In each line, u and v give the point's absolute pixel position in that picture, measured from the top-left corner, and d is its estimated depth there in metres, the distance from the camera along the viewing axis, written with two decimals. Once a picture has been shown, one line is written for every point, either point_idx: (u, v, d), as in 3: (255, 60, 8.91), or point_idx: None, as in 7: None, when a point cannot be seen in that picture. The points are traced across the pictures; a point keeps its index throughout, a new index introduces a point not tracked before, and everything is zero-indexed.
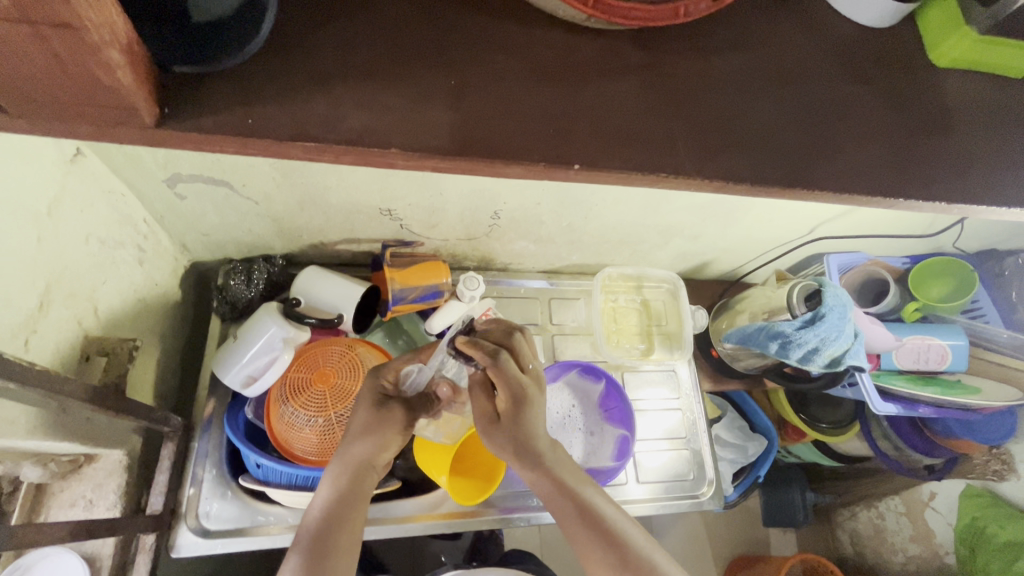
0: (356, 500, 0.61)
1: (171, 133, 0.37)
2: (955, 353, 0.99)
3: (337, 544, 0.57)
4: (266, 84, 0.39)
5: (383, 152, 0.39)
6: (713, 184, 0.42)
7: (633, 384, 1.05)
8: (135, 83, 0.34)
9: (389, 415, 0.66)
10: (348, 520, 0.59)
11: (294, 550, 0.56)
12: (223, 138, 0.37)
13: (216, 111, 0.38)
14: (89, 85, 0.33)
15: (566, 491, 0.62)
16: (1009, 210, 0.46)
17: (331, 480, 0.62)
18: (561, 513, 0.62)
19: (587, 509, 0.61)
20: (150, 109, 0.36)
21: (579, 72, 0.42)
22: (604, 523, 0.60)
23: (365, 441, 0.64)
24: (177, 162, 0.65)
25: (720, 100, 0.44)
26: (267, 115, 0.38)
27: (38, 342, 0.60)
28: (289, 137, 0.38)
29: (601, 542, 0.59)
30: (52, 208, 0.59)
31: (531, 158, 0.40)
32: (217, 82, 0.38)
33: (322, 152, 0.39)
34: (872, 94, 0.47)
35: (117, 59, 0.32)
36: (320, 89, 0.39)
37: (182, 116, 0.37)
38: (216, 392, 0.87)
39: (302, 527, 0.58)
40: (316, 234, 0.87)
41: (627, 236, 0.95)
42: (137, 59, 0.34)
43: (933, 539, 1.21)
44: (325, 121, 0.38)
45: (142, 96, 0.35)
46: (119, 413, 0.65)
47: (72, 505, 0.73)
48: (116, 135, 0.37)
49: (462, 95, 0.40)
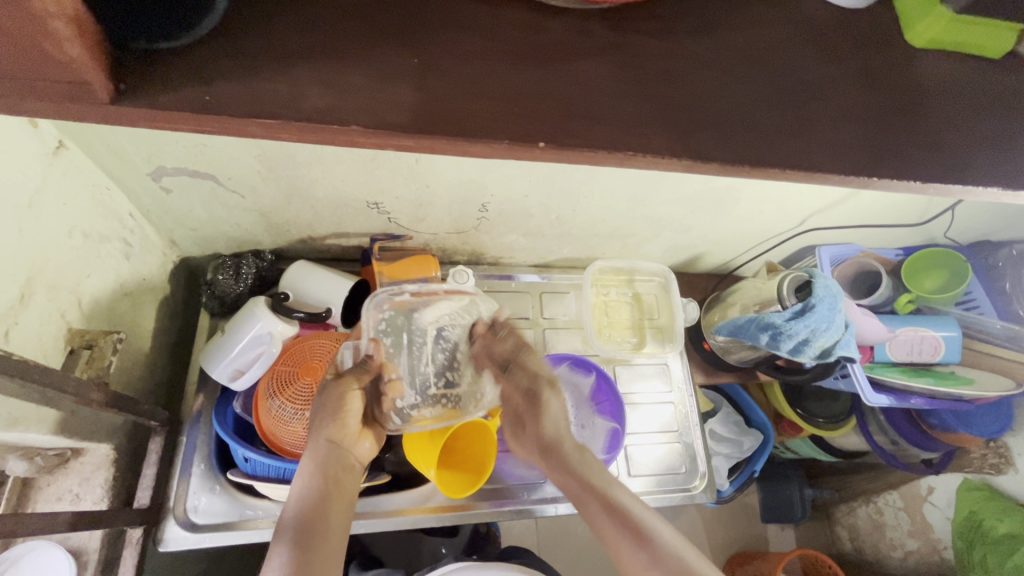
0: (332, 487, 0.64)
1: (131, 111, 0.37)
2: (948, 344, 0.98)
3: (320, 533, 0.59)
4: (226, 65, 0.38)
5: (343, 130, 0.38)
6: (683, 163, 0.42)
7: (625, 378, 1.05)
8: (87, 56, 0.33)
9: (336, 393, 0.68)
10: (327, 507, 0.62)
11: (278, 542, 0.58)
12: (182, 115, 0.37)
13: (172, 88, 0.37)
14: (42, 59, 0.33)
15: (592, 489, 0.69)
16: (988, 189, 0.45)
17: (307, 468, 0.65)
18: (586, 508, 0.68)
19: (616, 505, 0.66)
20: (105, 83, 0.35)
21: (548, 51, 0.42)
22: (624, 508, 0.65)
23: (327, 422, 0.67)
24: (161, 154, 0.65)
25: (690, 78, 0.44)
26: (226, 93, 0.38)
27: (19, 333, 0.60)
28: (247, 114, 0.38)
29: (628, 535, 0.63)
30: (33, 200, 0.59)
31: (494, 136, 0.39)
32: (171, 61, 0.38)
33: (282, 130, 0.38)
34: (847, 73, 0.46)
35: (65, 30, 0.31)
36: (279, 69, 0.39)
37: (141, 95, 0.37)
38: (205, 387, 0.87)
39: (281, 521, 0.60)
40: (304, 229, 0.87)
41: (617, 229, 0.95)
42: (87, 31, 0.33)
43: (932, 533, 1.20)
44: (286, 100, 0.38)
45: (95, 72, 0.34)
46: (105, 405, 0.65)
47: (58, 499, 0.73)
48: (76, 114, 0.36)
49: (424, 73, 0.40)
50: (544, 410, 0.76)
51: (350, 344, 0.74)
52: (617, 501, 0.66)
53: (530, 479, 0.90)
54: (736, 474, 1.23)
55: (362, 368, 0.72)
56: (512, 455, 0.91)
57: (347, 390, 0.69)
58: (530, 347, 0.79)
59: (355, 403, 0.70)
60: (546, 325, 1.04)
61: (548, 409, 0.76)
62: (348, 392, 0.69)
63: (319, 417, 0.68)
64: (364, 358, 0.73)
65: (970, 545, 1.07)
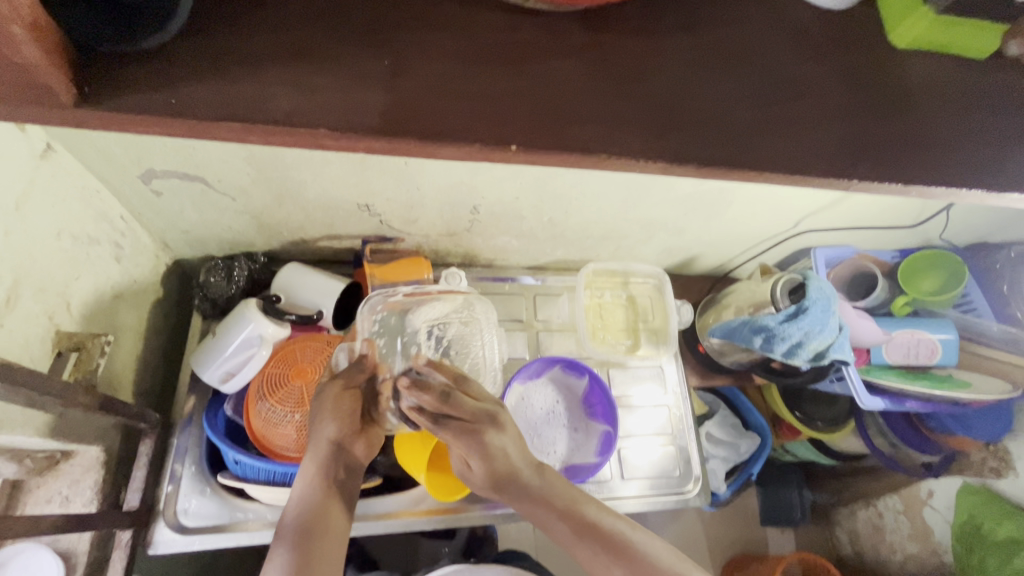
0: (332, 487, 0.64)
1: (100, 115, 0.37)
2: (946, 347, 0.98)
3: (320, 533, 0.59)
4: (198, 68, 0.38)
5: (314, 133, 0.38)
6: (659, 165, 0.42)
7: (620, 380, 1.04)
8: (46, 59, 0.33)
9: (334, 394, 0.69)
10: (328, 506, 0.62)
11: (279, 543, 0.58)
12: (151, 118, 0.37)
13: (141, 91, 0.37)
14: (7, 62, 0.33)
15: (563, 510, 0.63)
16: (969, 191, 0.45)
17: (307, 468, 0.65)
18: (557, 534, 0.62)
19: (591, 524, 0.61)
20: (67, 86, 0.36)
21: (525, 53, 0.42)
22: (603, 526, 0.61)
23: (328, 423, 0.68)
24: (149, 157, 0.65)
25: (669, 80, 0.44)
26: (195, 96, 0.38)
27: (5, 336, 0.60)
28: (218, 117, 0.37)
29: (605, 552, 0.59)
30: (20, 203, 0.59)
31: (466, 138, 0.39)
32: (142, 64, 0.38)
33: (255, 133, 0.38)
34: (828, 74, 0.46)
35: (22, 34, 0.31)
36: (251, 71, 0.39)
37: (109, 99, 0.37)
38: (197, 389, 0.87)
39: (281, 522, 0.60)
40: (296, 231, 0.87)
41: (610, 231, 0.95)
42: (48, 35, 0.33)
43: (932, 538, 1.19)
44: (256, 102, 0.38)
45: (56, 75, 0.34)
46: (92, 407, 0.65)
47: (48, 501, 0.72)
48: (45, 118, 0.36)
49: (397, 75, 0.40)
50: (491, 449, 0.65)
51: (344, 346, 0.76)
52: (596, 520, 0.62)
53: None
54: (733, 477, 1.23)
55: (358, 369, 0.72)
56: None
57: (344, 390, 0.70)
58: (466, 380, 0.70)
59: (351, 404, 0.70)
60: (540, 327, 1.04)
61: (495, 447, 0.65)
62: (346, 394, 0.70)
63: (318, 418, 0.68)
64: (359, 358, 0.74)
65: (970, 549, 1.06)
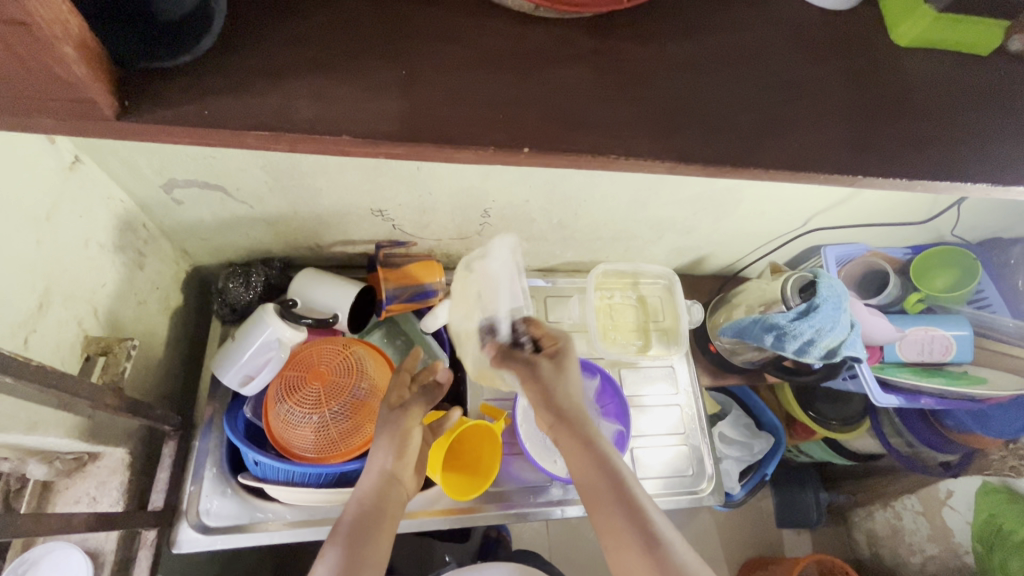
0: (383, 509, 0.67)
1: (134, 127, 0.39)
2: (960, 343, 0.96)
3: (364, 545, 0.63)
4: (221, 80, 0.40)
5: (335, 140, 0.40)
6: (666, 165, 0.43)
7: (632, 380, 1.05)
8: (91, 77, 0.35)
9: (393, 420, 0.72)
10: (377, 526, 0.65)
11: (331, 543, 0.63)
12: (180, 128, 0.39)
13: (171, 105, 0.39)
14: (48, 81, 0.35)
15: (601, 465, 0.66)
16: (973, 184, 0.45)
17: (363, 486, 0.69)
18: (591, 484, 0.65)
19: (621, 488, 0.64)
20: (109, 101, 0.38)
21: (531, 59, 0.44)
22: (632, 502, 0.63)
23: (384, 451, 0.70)
24: (171, 168, 0.68)
25: (679, 82, 0.45)
26: (222, 107, 0.40)
27: (37, 341, 0.62)
28: (243, 128, 0.39)
29: (628, 520, 0.62)
30: (51, 213, 0.62)
31: (479, 142, 0.41)
32: (172, 79, 0.40)
33: (277, 140, 0.40)
34: (831, 71, 0.47)
35: (71, 54, 0.33)
36: (273, 83, 0.40)
37: (142, 111, 0.39)
38: (216, 394, 0.89)
39: (337, 525, 0.66)
40: (311, 237, 0.89)
41: (619, 233, 0.96)
42: (92, 54, 0.35)
43: (952, 538, 1.18)
44: (278, 112, 0.40)
45: (99, 91, 0.36)
46: (119, 409, 0.68)
47: (76, 501, 0.76)
48: (81, 131, 0.38)
49: (412, 84, 0.42)
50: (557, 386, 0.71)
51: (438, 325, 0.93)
52: (628, 488, 0.64)
53: (537, 482, 0.90)
54: (748, 477, 1.22)
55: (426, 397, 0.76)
56: (518, 458, 0.92)
57: (410, 423, 0.72)
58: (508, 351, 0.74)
59: (415, 436, 0.73)
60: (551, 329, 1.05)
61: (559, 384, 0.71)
62: (413, 425, 0.72)
63: (380, 445, 0.70)
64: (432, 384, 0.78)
65: (991, 548, 1.06)
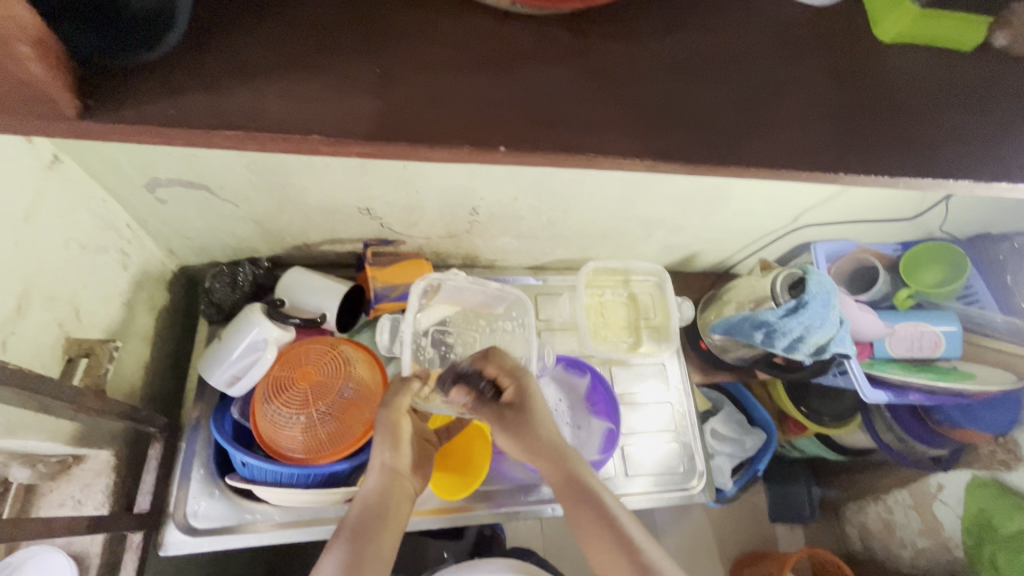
0: (387, 506, 0.68)
1: (101, 125, 0.38)
2: (949, 340, 0.97)
3: (369, 545, 0.64)
4: (189, 78, 0.40)
5: (306, 139, 0.39)
6: (646, 163, 0.42)
7: (623, 378, 1.04)
8: (50, 75, 0.34)
9: (383, 418, 0.71)
10: (381, 524, 0.66)
11: (334, 545, 0.64)
12: (149, 128, 0.38)
13: (137, 105, 0.39)
14: (8, 79, 0.34)
15: (573, 484, 0.69)
16: (957, 181, 0.45)
17: (366, 485, 0.70)
18: (565, 501, 0.69)
19: (595, 502, 0.67)
20: (71, 100, 0.37)
21: (512, 56, 0.43)
22: (607, 513, 0.67)
23: (384, 449, 0.70)
24: (153, 167, 0.67)
25: (661, 79, 0.45)
26: (191, 104, 0.39)
27: (16, 343, 0.61)
28: (214, 126, 0.39)
29: (606, 532, 0.65)
30: (28, 214, 0.61)
31: (456, 141, 0.40)
32: (139, 77, 0.39)
33: (247, 140, 0.39)
34: (813, 68, 0.47)
35: (27, 51, 0.32)
36: (242, 81, 0.40)
37: (109, 110, 0.38)
38: (203, 395, 0.88)
39: (341, 525, 0.66)
40: (299, 235, 0.88)
41: (609, 230, 0.95)
42: (52, 52, 0.34)
43: (942, 532, 1.17)
44: (248, 110, 0.39)
45: (60, 90, 0.36)
46: (102, 411, 0.67)
47: (60, 504, 0.73)
48: (46, 131, 0.38)
49: (389, 82, 0.41)
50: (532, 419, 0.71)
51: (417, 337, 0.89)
52: (601, 504, 0.67)
53: (528, 480, 0.90)
54: (739, 473, 1.22)
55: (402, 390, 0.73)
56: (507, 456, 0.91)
57: (398, 416, 0.71)
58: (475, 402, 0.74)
59: (407, 427, 0.72)
60: (542, 327, 1.05)
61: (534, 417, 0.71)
62: (402, 419, 0.71)
63: (378, 443, 0.70)
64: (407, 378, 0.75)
65: (980, 542, 1.05)
